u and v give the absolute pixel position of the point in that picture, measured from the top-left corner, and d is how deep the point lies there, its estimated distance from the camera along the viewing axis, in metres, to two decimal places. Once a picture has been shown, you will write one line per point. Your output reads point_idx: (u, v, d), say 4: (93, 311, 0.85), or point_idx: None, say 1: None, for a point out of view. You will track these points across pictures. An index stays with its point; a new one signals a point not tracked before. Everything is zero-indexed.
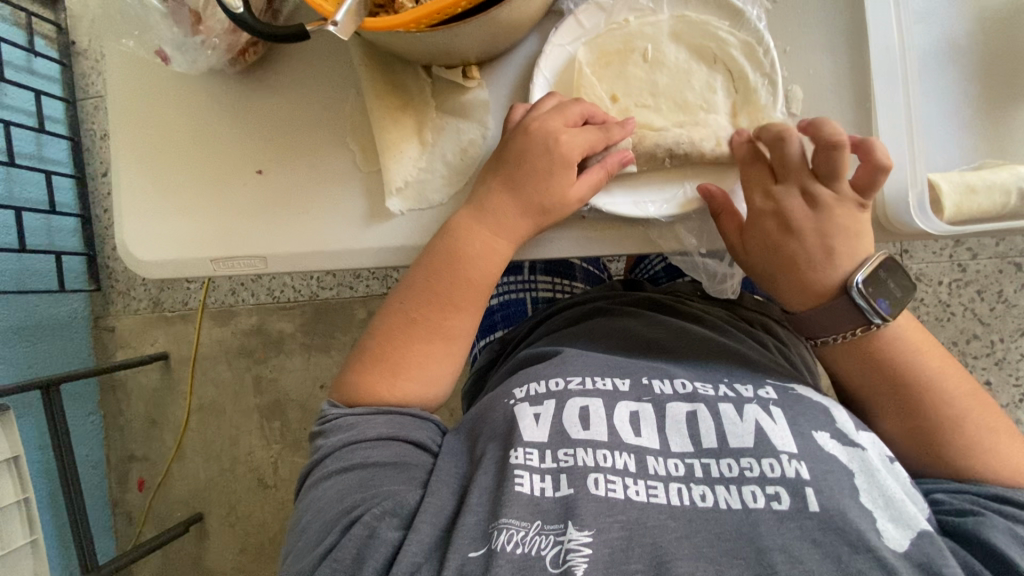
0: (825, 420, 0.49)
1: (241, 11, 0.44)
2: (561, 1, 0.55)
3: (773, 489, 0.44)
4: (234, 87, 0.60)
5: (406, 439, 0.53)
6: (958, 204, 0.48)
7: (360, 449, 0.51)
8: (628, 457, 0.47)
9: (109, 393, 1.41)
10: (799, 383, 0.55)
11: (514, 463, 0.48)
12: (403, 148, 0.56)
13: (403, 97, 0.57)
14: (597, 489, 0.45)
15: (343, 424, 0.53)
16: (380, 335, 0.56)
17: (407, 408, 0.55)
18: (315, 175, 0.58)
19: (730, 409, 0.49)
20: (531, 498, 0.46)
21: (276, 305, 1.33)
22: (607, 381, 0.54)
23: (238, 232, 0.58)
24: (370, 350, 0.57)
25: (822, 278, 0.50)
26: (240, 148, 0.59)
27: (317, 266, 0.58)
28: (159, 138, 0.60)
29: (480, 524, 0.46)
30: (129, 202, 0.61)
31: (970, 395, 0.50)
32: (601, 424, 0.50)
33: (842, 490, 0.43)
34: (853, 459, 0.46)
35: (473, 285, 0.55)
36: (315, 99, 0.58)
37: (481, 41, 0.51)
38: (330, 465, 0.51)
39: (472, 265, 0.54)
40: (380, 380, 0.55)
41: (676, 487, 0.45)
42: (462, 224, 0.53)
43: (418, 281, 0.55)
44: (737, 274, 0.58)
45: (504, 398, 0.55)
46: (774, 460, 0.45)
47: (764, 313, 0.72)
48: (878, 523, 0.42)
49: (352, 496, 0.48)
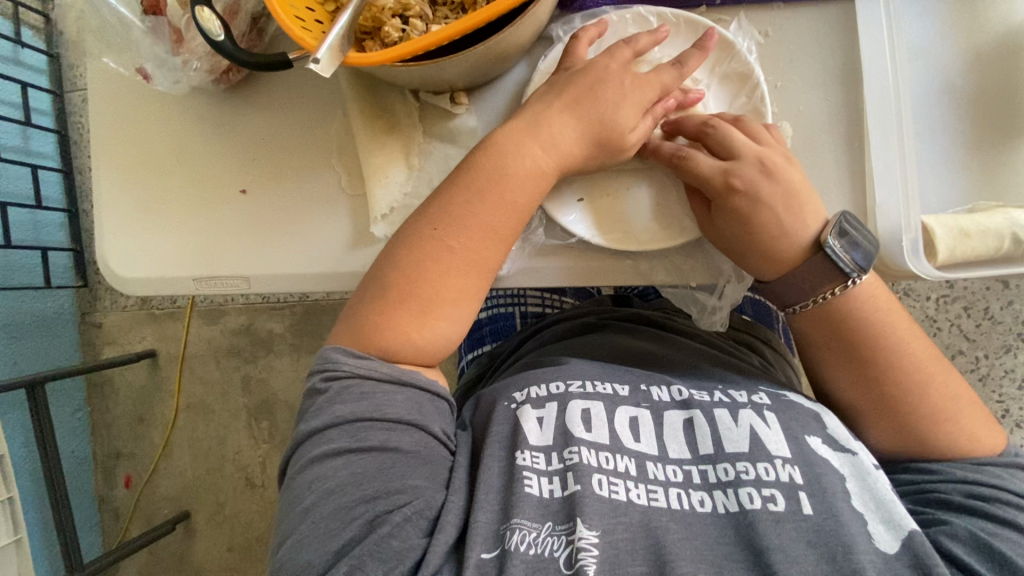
0: (817, 425, 0.49)
1: (221, 39, 0.44)
2: (550, 28, 0.55)
3: (769, 490, 0.44)
4: (219, 102, 0.58)
5: (427, 428, 0.49)
6: (953, 249, 0.48)
7: (377, 430, 0.47)
8: (629, 461, 0.48)
9: (96, 389, 1.40)
10: (794, 392, 0.56)
11: (521, 464, 0.48)
12: (389, 171, 0.55)
13: (389, 120, 0.56)
14: (601, 490, 0.46)
15: (354, 390, 0.48)
16: (403, 266, 0.51)
17: (423, 381, 0.51)
18: (302, 193, 0.57)
19: (724, 415, 0.50)
20: (541, 499, 0.46)
21: (266, 306, 1.33)
22: (607, 386, 0.54)
23: (221, 250, 0.58)
24: (391, 281, 0.51)
25: (789, 244, 0.49)
26: (227, 165, 0.58)
27: (300, 286, 0.58)
28: (142, 152, 0.59)
29: (491, 524, 0.45)
30: (111, 216, 0.60)
31: (925, 361, 0.49)
32: (603, 427, 0.50)
33: (836, 492, 0.44)
34: (843, 464, 0.46)
35: (483, 222, 0.50)
36: (303, 116, 0.57)
37: (470, 68, 0.50)
38: (339, 441, 0.46)
39: (488, 201, 0.50)
40: (412, 317, 0.50)
41: (676, 492, 0.46)
42: (508, 140, 0.50)
43: (458, 202, 0.50)
44: (726, 307, 0.55)
45: (503, 401, 0.54)
46: (769, 463, 0.45)
47: (752, 333, 0.72)
48: (869, 527, 0.43)
49: (371, 484, 0.45)
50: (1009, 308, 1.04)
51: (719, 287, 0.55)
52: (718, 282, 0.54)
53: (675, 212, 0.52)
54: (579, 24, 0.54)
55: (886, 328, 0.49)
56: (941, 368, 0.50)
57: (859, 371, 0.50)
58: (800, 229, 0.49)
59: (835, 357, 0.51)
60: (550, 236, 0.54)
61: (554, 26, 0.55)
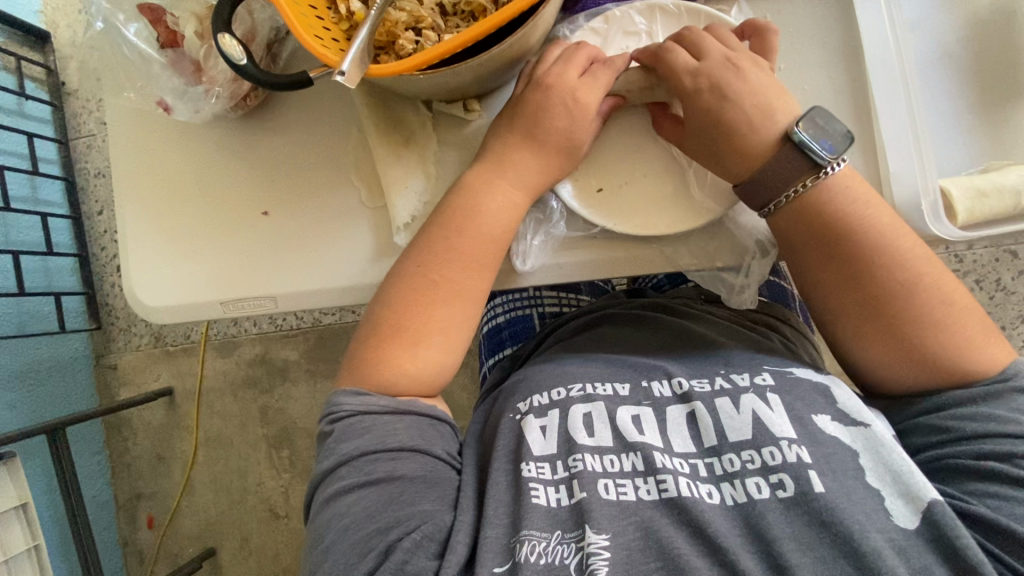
0: (825, 403, 0.49)
1: (244, 63, 0.45)
2: (556, 29, 0.56)
3: (777, 477, 0.45)
4: (236, 128, 0.60)
5: (430, 451, 0.52)
6: (970, 210, 0.49)
7: (383, 462, 0.49)
8: (636, 458, 0.48)
9: (114, 431, 1.40)
10: (800, 365, 0.55)
11: (527, 476, 0.49)
12: (409, 181, 0.56)
13: (405, 132, 0.57)
14: (608, 493, 0.47)
15: (359, 428, 0.51)
16: (416, 287, 0.53)
17: (422, 409, 0.53)
18: (322, 211, 0.58)
19: (726, 404, 0.50)
20: (549, 509, 0.47)
21: (279, 334, 1.34)
22: (608, 387, 0.55)
23: (249, 272, 0.59)
24: (408, 289, 0.53)
25: (759, 140, 0.49)
26: (247, 189, 0.60)
27: (326, 302, 0.59)
28: (163, 184, 0.61)
29: (502, 538, 0.46)
30: (137, 250, 0.61)
31: (927, 273, 0.48)
32: (606, 429, 0.51)
33: (846, 471, 0.45)
34: (856, 438, 0.46)
35: (465, 266, 0.53)
36: (318, 136, 0.59)
37: (481, 76, 0.52)
38: (350, 477, 0.49)
39: (482, 224, 0.53)
40: (449, 299, 0.54)
41: (685, 481, 0.46)
42: (477, 179, 0.53)
43: (437, 243, 0.53)
44: (754, 284, 0.55)
45: (508, 414, 0.56)
46: (775, 447, 0.46)
47: (771, 313, 0.72)
48: (886, 501, 0.43)
49: (383, 516, 0.47)
50: (1021, 277, 1.05)
51: (744, 266, 0.54)
52: (743, 261, 0.54)
53: (682, 199, 0.53)
54: (584, 23, 0.55)
55: (877, 235, 0.48)
56: (943, 283, 0.49)
57: (863, 291, 0.49)
58: (770, 124, 0.49)
59: (838, 279, 0.50)
60: (571, 228, 0.55)
61: (560, 26, 0.56)
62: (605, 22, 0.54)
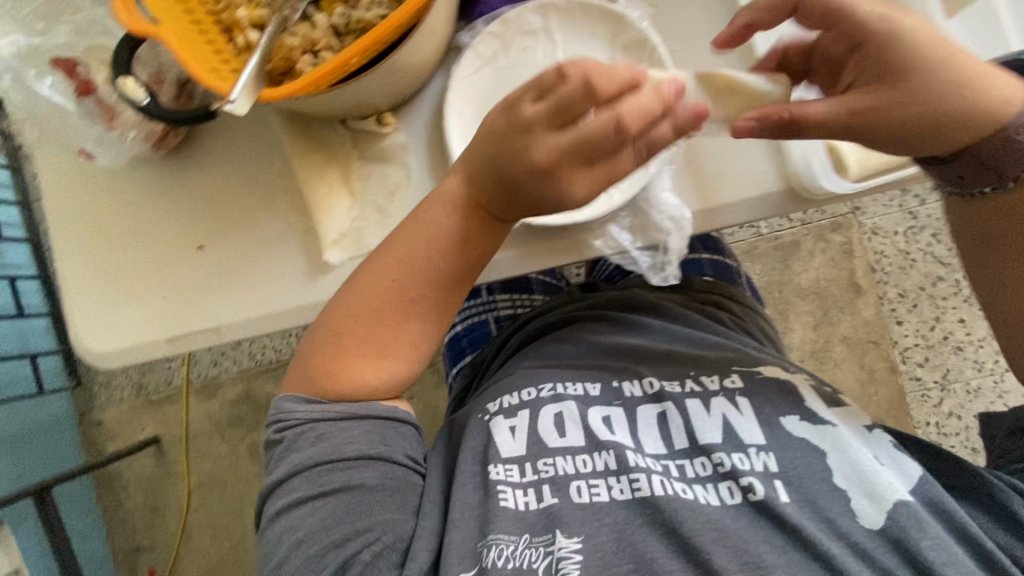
0: (795, 404, 0.55)
1: (145, 102, 0.47)
2: (457, 36, 0.57)
3: (747, 481, 0.50)
4: (162, 168, 0.61)
5: (390, 458, 0.53)
6: (862, 162, 0.52)
7: (338, 472, 0.51)
8: (608, 456, 0.52)
9: (106, 487, 1.39)
10: (769, 363, 0.60)
11: (495, 479, 0.52)
12: (333, 200, 0.58)
13: (326, 152, 0.59)
14: (580, 496, 0.51)
15: (312, 434, 0.52)
16: (374, 296, 0.54)
17: (383, 412, 0.55)
18: (254, 240, 0.60)
19: (697, 406, 0.55)
20: (517, 512, 0.51)
21: (260, 369, 1.35)
22: (579, 386, 0.58)
23: (190, 308, 0.60)
24: (365, 294, 0.54)
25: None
26: (179, 225, 0.61)
27: (268, 327, 0.60)
28: (97, 231, 0.62)
29: (469, 543, 0.50)
30: (79, 298, 0.62)
31: None
32: (578, 429, 0.54)
33: (814, 474, 0.51)
34: (823, 439, 0.53)
35: (421, 262, 0.53)
36: (242, 166, 0.60)
37: (387, 88, 0.53)
38: (303, 489, 0.51)
39: (430, 228, 0.53)
40: (410, 304, 0.54)
41: (657, 479, 0.51)
42: (450, 183, 0.53)
43: (391, 247, 0.54)
44: (674, 258, 0.56)
45: (478, 413, 0.59)
46: (743, 454, 0.52)
47: (715, 292, 0.76)
48: (852, 503, 0.49)
49: (340, 528, 0.50)
50: None
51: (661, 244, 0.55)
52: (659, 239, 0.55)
53: None
54: (483, 27, 0.56)
55: None
56: None
57: None
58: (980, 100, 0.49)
59: None
60: None
61: (461, 33, 0.57)
62: (503, 24, 0.55)
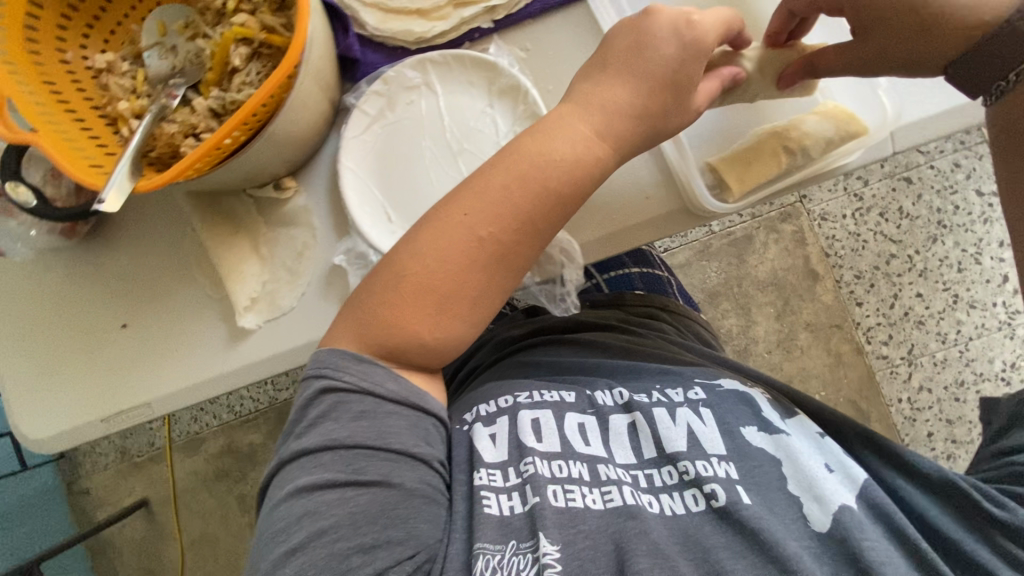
0: (748, 413, 0.56)
1: (32, 204, 0.51)
2: (344, 98, 0.60)
3: (710, 488, 0.50)
4: (79, 253, 0.62)
5: (428, 461, 0.51)
6: (738, 181, 0.57)
7: (378, 462, 0.49)
8: (582, 466, 0.52)
9: (100, 556, 1.38)
10: (726, 376, 0.61)
11: (479, 485, 0.51)
12: (242, 266, 0.60)
13: (234, 222, 0.61)
14: (557, 500, 0.49)
15: (367, 407, 0.50)
16: (421, 286, 0.51)
17: (435, 405, 0.54)
18: (176, 312, 0.61)
19: (663, 414, 0.55)
20: (502, 518, 0.49)
21: (239, 421, 1.36)
22: (553, 394, 0.58)
23: (122, 385, 0.61)
24: (445, 260, 0.52)
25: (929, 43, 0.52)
26: (102, 306, 0.62)
27: (198, 396, 0.61)
28: (23, 320, 0.63)
29: (460, 556, 0.48)
30: (13, 388, 0.63)
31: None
32: (553, 435, 0.54)
33: (771, 482, 0.51)
34: (779, 448, 0.53)
35: (458, 254, 0.51)
36: (156, 242, 0.62)
37: (279, 155, 0.55)
38: (336, 473, 0.48)
39: (495, 214, 0.51)
40: (455, 299, 0.52)
41: (627, 489, 0.51)
42: (533, 143, 0.53)
43: (469, 216, 0.52)
44: (572, 291, 0.59)
45: (455, 424, 0.58)
46: (705, 462, 0.52)
47: (648, 305, 0.77)
48: (803, 508, 0.49)
49: (364, 531, 0.47)
50: None
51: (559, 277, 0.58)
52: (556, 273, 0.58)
53: None
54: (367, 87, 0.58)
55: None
56: None
57: None
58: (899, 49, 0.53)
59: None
60: None
61: (346, 95, 0.59)
62: (386, 83, 0.57)
